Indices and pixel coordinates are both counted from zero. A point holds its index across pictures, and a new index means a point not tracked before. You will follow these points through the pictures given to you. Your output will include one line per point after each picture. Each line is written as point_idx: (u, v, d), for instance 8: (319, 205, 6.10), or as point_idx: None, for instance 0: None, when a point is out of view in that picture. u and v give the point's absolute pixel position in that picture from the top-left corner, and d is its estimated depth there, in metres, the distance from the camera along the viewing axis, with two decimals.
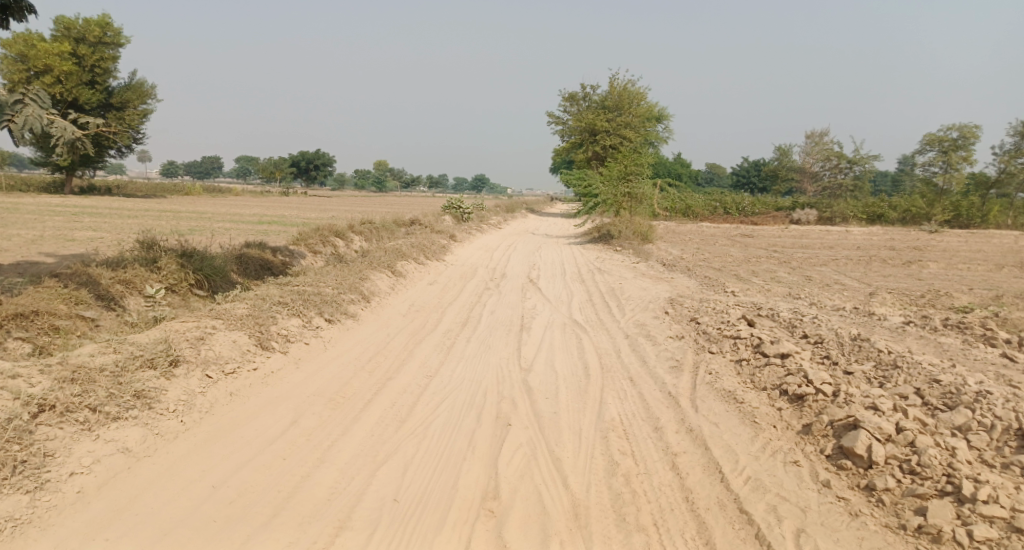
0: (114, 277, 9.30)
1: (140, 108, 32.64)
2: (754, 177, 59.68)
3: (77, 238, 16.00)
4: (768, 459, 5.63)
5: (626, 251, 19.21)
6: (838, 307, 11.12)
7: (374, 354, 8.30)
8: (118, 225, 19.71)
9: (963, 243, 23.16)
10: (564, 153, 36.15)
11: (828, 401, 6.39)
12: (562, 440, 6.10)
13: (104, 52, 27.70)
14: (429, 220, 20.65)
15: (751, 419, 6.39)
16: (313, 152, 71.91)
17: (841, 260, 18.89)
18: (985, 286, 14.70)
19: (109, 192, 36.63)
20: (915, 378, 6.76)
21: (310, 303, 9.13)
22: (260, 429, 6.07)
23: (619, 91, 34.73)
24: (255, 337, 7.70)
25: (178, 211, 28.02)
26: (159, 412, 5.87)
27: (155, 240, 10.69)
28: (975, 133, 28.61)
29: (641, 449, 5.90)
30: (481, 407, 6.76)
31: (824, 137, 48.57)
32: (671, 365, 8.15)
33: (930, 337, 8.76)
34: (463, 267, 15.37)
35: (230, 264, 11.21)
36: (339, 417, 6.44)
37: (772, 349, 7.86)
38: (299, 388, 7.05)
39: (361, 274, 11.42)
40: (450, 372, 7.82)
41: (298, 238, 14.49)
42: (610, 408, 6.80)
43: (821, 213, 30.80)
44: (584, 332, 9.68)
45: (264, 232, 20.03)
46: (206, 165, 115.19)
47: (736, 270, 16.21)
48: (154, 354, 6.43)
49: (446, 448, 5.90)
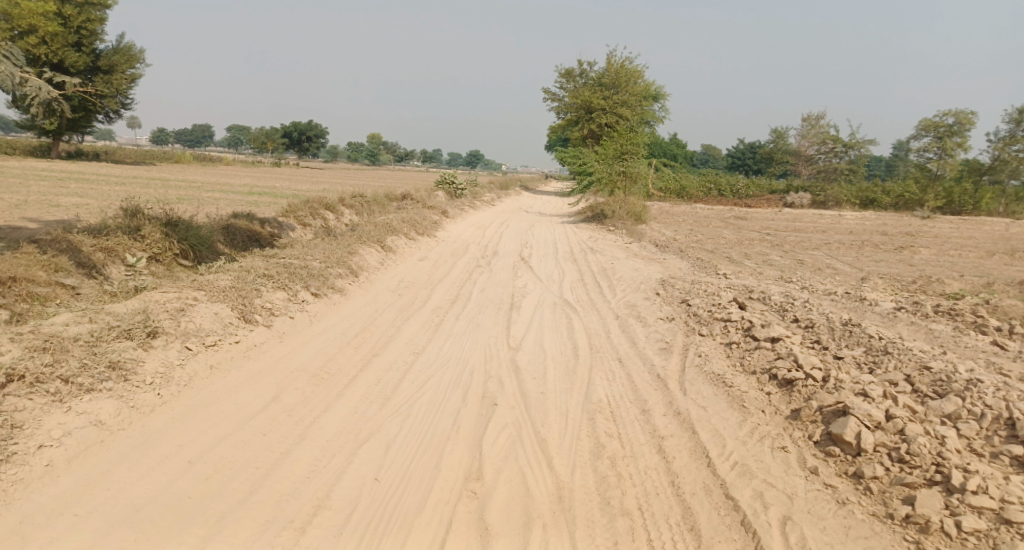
0: (95, 245, 9.11)
1: (129, 73, 32.05)
2: (749, 158, 59.50)
3: (62, 203, 15.72)
4: (756, 444, 5.56)
5: (619, 231, 19.07)
6: (830, 292, 11.05)
7: (360, 330, 8.17)
8: (104, 192, 19.41)
9: (955, 230, 23.10)
10: (559, 130, 35.66)
11: (817, 386, 6.31)
12: (548, 421, 6.00)
13: (90, 13, 27.85)
14: (421, 195, 20.42)
15: (740, 403, 6.32)
16: (306, 123, 71.14)
17: (834, 245, 18.81)
18: (976, 273, 14.66)
19: (97, 158, 36.16)
20: (906, 365, 6.70)
21: (296, 277, 8.96)
22: (241, 404, 5.95)
23: (617, 68, 34.12)
24: (238, 310, 7.54)
25: (167, 179, 27.68)
26: (135, 384, 5.73)
27: (139, 208, 10.44)
28: (971, 119, 28.44)
29: (627, 432, 5.82)
30: (468, 386, 6.66)
31: (820, 121, 48.28)
32: (661, 347, 8.06)
33: (920, 324, 8.70)
34: (455, 243, 15.21)
35: (216, 235, 11.01)
36: (321, 393, 6.32)
37: (763, 333, 7.78)
38: (282, 362, 6.92)
39: (350, 248, 11.25)
40: (438, 349, 7.71)
41: (287, 210, 14.27)
42: (598, 390, 6.71)
43: (815, 196, 30.69)
44: (574, 312, 9.57)
45: (254, 202, 19.76)
46: (197, 134, 113.83)
47: (728, 253, 16.12)
48: (132, 325, 6.27)
49: (430, 427, 5.80)
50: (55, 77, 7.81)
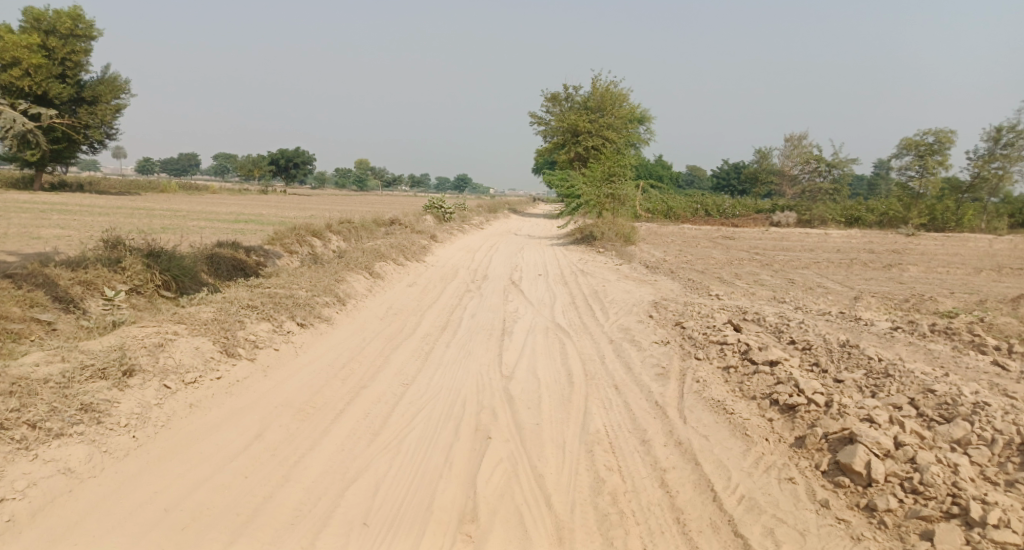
0: (73, 278, 8.83)
1: (113, 103, 31.92)
2: (734, 179, 59.97)
3: (43, 235, 15.41)
4: (762, 475, 5.34)
5: (609, 253, 18.95)
6: (824, 312, 10.92)
7: (347, 361, 7.91)
8: (88, 223, 19.15)
9: (940, 247, 23.19)
10: (546, 153, 35.69)
11: (821, 412, 6.11)
12: (544, 455, 5.77)
13: (75, 44, 27.74)
14: (410, 220, 20.25)
15: (742, 431, 6.10)
16: (293, 150, 71.03)
17: (823, 263, 18.77)
18: (966, 290, 14.63)
19: (81, 189, 35.81)
20: (909, 387, 6.53)
21: (281, 307, 8.71)
22: (221, 444, 5.69)
23: (602, 91, 34.30)
24: (220, 344, 7.28)
25: (151, 208, 27.37)
26: (108, 427, 5.46)
27: (120, 239, 10.16)
28: (951, 138, 28.74)
29: (628, 465, 5.59)
30: (459, 419, 6.41)
31: (802, 141, 48.77)
32: (657, 373, 7.85)
33: (919, 344, 8.55)
34: (444, 268, 14.99)
35: (200, 264, 10.75)
36: (307, 430, 6.06)
37: (760, 356, 7.59)
38: (266, 397, 6.66)
39: (337, 275, 11.01)
40: (428, 380, 7.45)
41: (273, 238, 14.04)
42: (594, 419, 6.48)
43: (801, 215, 30.79)
44: (567, 337, 9.36)
45: (240, 230, 19.52)
46: (183, 163, 113.62)
47: (718, 273, 16.00)
48: (106, 364, 6.02)
49: (421, 464, 5.56)
50: (31, 107, 7.60)
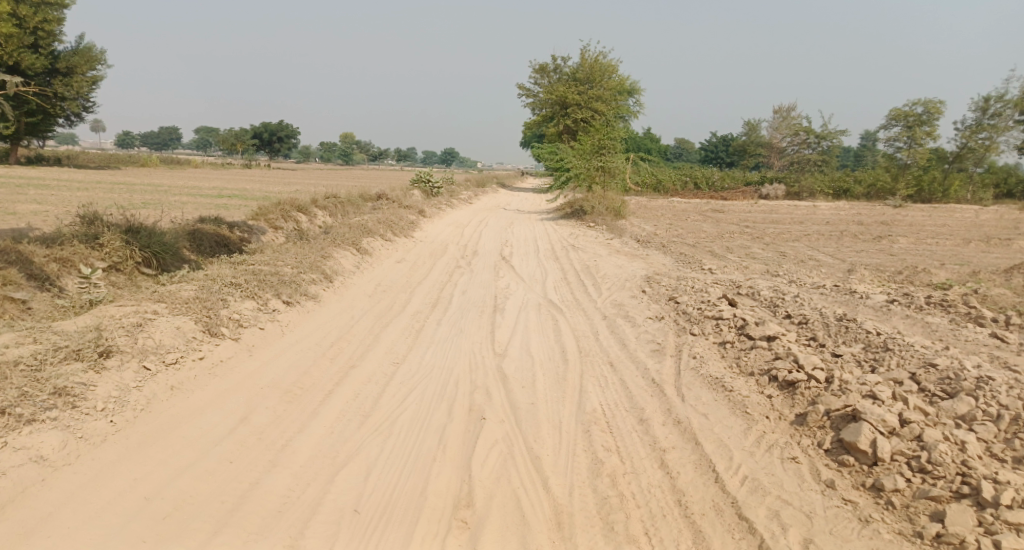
0: (48, 255, 8.51)
1: (89, 75, 31.03)
2: (722, 152, 59.84)
3: (20, 211, 15.00)
4: (764, 455, 5.21)
5: (600, 227, 18.73)
6: (818, 285, 10.78)
7: (335, 340, 7.69)
8: (66, 198, 18.64)
9: (927, 218, 23.18)
10: (534, 126, 35.25)
11: (822, 388, 5.97)
12: (540, 436, 5.60)
13: (48, 13, 26.98)
14: (397, 194, 19.92)
15: (742, 409, 5.95)
16: (276, 124, 69.85)
17: (813, 236, 18.66)
18: (957, 261, 14.55)
19: (60, 163, 35.11)
20: (909, 361, 6.40)
21: (266, 284, 8.45)
22: (205, 428, 5.48)
23: (590, 63, 33.79)
24: (202, 323, 7.03)
25: (132, 184, 26.82)
26: (84, 412, 5.24)
27: (98, 215, 9.80)
28: (940, 108, 28.60)
29: (626, 445, 5.44)
30: (452, 399, 6.22)
31: (791, 112, 48.56)
32: (653, 349, 7.68)
33: (916, 316, 8.41)
34: (433, 243, 14.72)
35: (181, 241, 10.43)
36: (295, 411, 5.86)
37: (757, 331, 7.43)
38: (252, 379, 6.43)
39: (323, 251, 10.74)
40: (419, 359, 7.25)
41: (257, 213, 13.71)
42: (590, 398, 6.31)
43: (789, 188, 30.66)
44: (560, 313, 9.17)
45: (223, 206, 19.09)
46: (164, 137, 111.71)
47: (710, 247, 15.83)
48: (82, 345, 5.78)
49: (414, 447, 5.38)
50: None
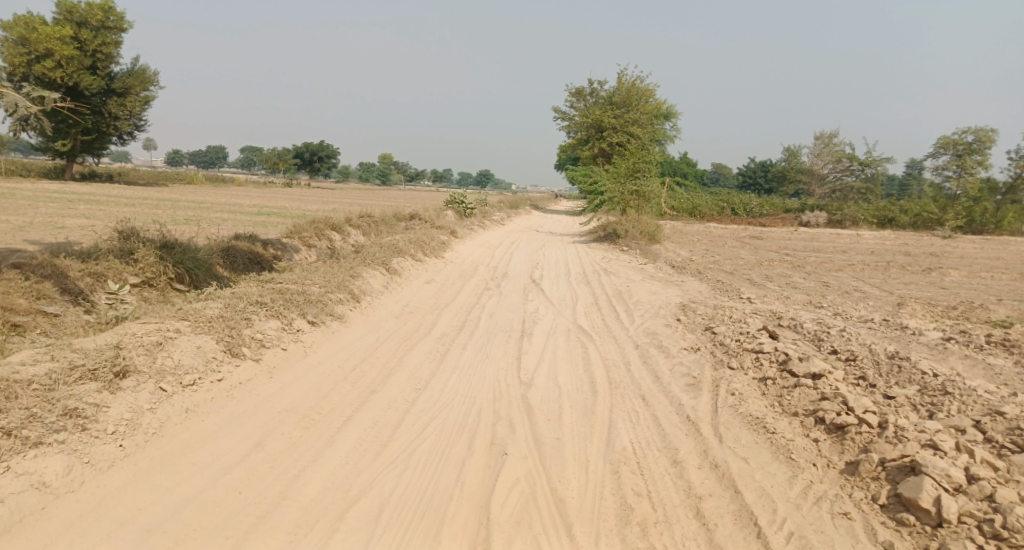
0: (83, 269, 8.48)
1: (142, 95, 31.81)
2: (761, 177, 58.99)
3: (66, 225, 15.24)
4: (812, 508, 4.77)
5: (634, 251, 18.32)
6: (866, 318, 10.23)
7: (358, 362, 7.44)
8: (111, 213, 19.00)
9: (979, 250, 22.25)
10: (570, 149, 35.07)
11: (874, 434, 5.49)
12: (565, 475, 5.24)
13: (106, 37, 27.94)
14: (430, 215, 19.82)
15: (786, 454, 5.50)
16: (318, 144, 70.86)
17: (857, 266, 17.97)
18: (1014, 297, 13.78)
19: (111, 180, 36.06)
20: (971, 408, 5.90)
21: (292, 304, 8.26)
22: (217, 454, 5.24)
23: (628, 87, 33.59)
24: (223, 343, 6.82)
25: (176, 200, 27.28)
26: (93, 435, 5.05)
27: (135, 230, 9.77)
28: (991, 137, 27.63)
29: (658, 490, 5.04)
30: (474, 430, 5.90)
31: (834, 139, 47.65)
32: (689, 383, 7.25)
33: (976, 357, 7.85)
34: (464, 264, 14.50)
35: (215, 257, 10.35)
36: (311, 439, 5.59)
37: (801, 368, 6.97)
38: (269, 402, 6.18)
39: (352, 271, 10.55)
40: (442, 385, 6.95)
41: (291, 231, 13.66)
42: (620, 435, 5.93)
43: (831, 215, 29.85)
44: (590, 341, 8.80)
45: (262, 223, 19.25)
46: (211, 156, 114.55)
47: (749, 274, 15.32)
48: (98, 364, 5.60)
49: (431, 483, 5.06)
50: (33, 91, 7.32)
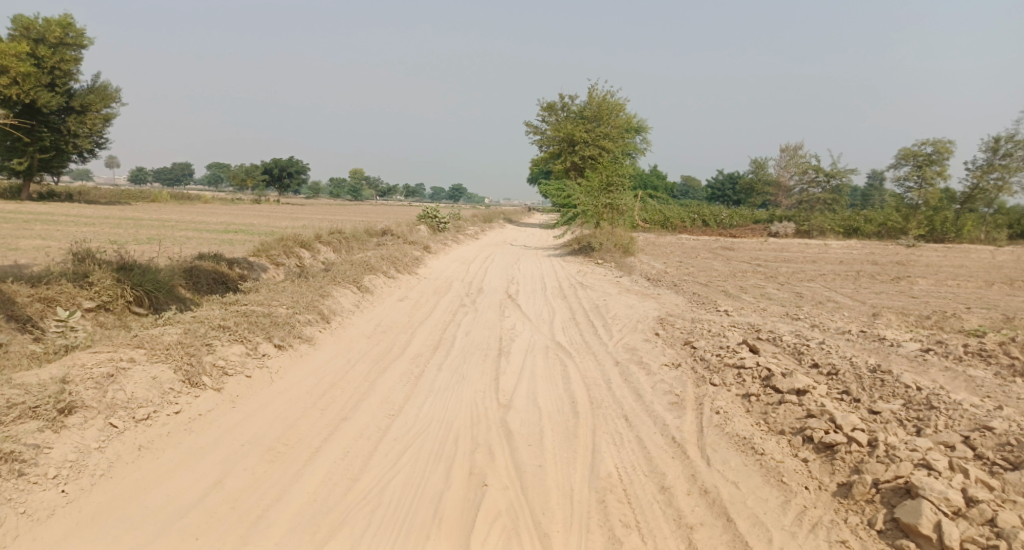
0: (33, 294, 7.98)
1: (103, 112, 31.02)
2: (729, 189, 59.76)
3: (21, 247, 14.59)
4: (808, 538, 4.59)
5: (608, 264, 18.18)
6: (844, 329, 10.14)
7: (328, 388, 7.09)
8: (70, 233, 18.31)
9: (943, 258, 22.57)
10: (542, 162, 35.00)
11: (865, 453, 5.31)
12: (549, 506, 4.96)
13: (66, 53, 27.20)
14: (402, 230, 19.47)
15: (777, 477, 5.30)
16: (287, 160, 69.86)
17: (828, 276, 18.03)
18: (983, 305, 13.87)
19: (72, 199, 35.04)
20: (959, 423, 5.76)
21: (257, 327, 7.87)
22: (172, 495, 4.89)
23: (598, 101, 33.72)
24: (182, 372, 6.42)
25: (140, 219, 26.51)
26: (32, 481, 4.68)
27: (90, 251, 9.27)
28: (950, 148, 28.18)
29: (647, 520, 4.80)
30: (451, 459, 5.60)
31: (799, 151, 48.38)
32: (671, 402, 7.03)
33: (957, 369, 7.77)
34: (437, 281, 14.20)
35: (177, 278, 9.90)
36: (276, 473, 5.25)
37: (785, 384, 6.77)
38: (232, 434, 5.82)
39: (321, 290, 10.18)
40: (417, 410, 6.63)
41: (259, 249, 13.23)
42: (604, 460, 5.67)
43: (799, 226, 30.13)
44: (568, 358, 8.55)
45: (229, 241, 18.72)
46: (176, 173, 112.71)
47: (723, 286, 15.24)
48: (40, 401, 5.19)
49: (405, 519, 4.76)
50: None
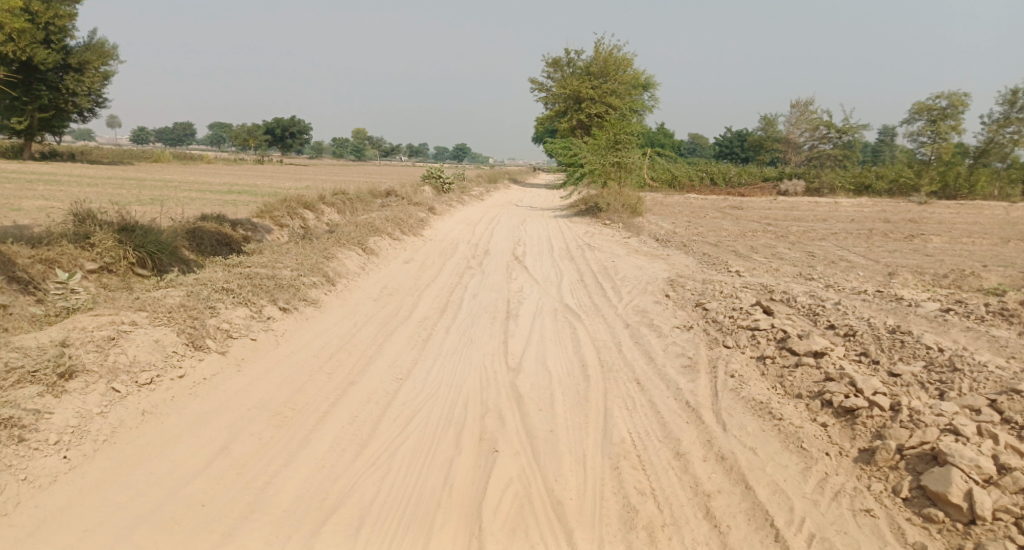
0: (33, 256, 7.79)
1: (101, 70, 30.52)
2: (737, 147, 58.88)
3: (23, 208, 14.40)
4: (830, 507, 4.45)
5: (616, 225, 17.88)
6: (860, 289, 9.89)
7: (335, 351, 6.94)
8: (71, 194, 18.11)
9: (956, 215, 22.14)
10: (547, 121, 34.38)
11: (887, 418, 5.12)
12: (561, 473, 4.83)
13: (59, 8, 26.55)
14: (407, 191, 19.17)
15: (797, 443, 5.13)
16: (289, 119, 69.05)
17: (840, 234, 17.68)
18: (999, 263, 13.55)
19: (74, 159, 34.72)
20: (984, 385, 5.57)
21: (261, 290, 7.69)
22: (177, 461, 4.77)
23: (605, 56, 32.88)
24: (185, 335, 6.26)
25: (142, 179, 26.25)
26: (33, 447, 4.55)
27: (90, 211, 9.04)
28: (965, 102, 27.46)
29: (663, 487, 4.67)
30: (461, 425, 5.45)
31: (810, 106, 47.35)
32: (684, 365, 6.86)
33: (978, 329, 7.54)
34: (443, 242, 13.97)
35: (179, 239, 9.69)
36: (284, 439, 5.12)
37: (802, 345, 6.57)
38: (237, 399, 5.68)
39: (326, 252, 9.96)
40: (425, 374, 6.47)
41: (261, 210, 12.98)
42: (617, 425, 5.52)
43: (809, 184, 29.60)
44: (578, 321, 8.36)
45: (232, 202, 18.47)
46: (179, 133, 111.96)
47: (733, 246, 14.96)
48: (39, 365, 5.05)
49: (417, 485, 4.64)
50: None
